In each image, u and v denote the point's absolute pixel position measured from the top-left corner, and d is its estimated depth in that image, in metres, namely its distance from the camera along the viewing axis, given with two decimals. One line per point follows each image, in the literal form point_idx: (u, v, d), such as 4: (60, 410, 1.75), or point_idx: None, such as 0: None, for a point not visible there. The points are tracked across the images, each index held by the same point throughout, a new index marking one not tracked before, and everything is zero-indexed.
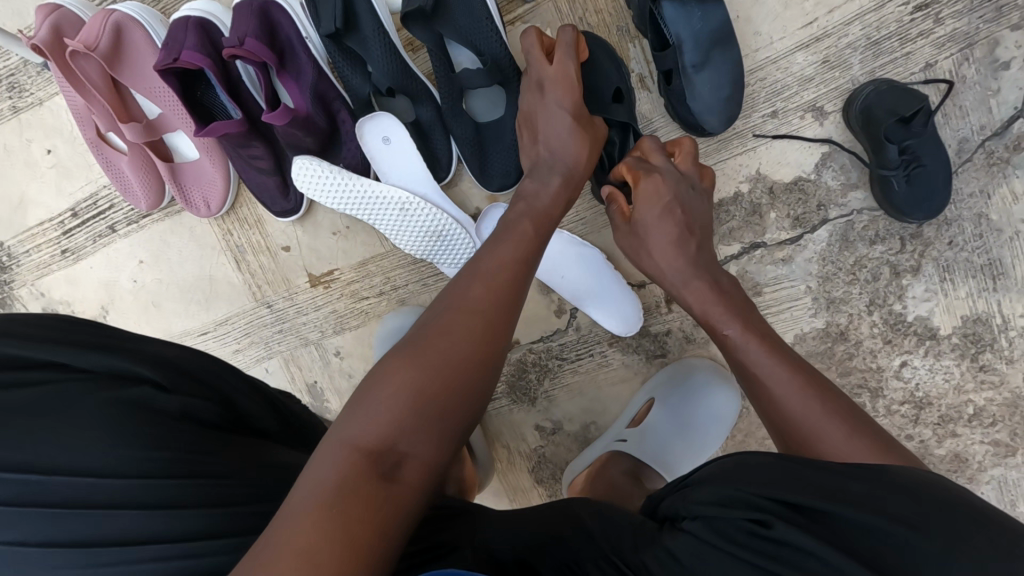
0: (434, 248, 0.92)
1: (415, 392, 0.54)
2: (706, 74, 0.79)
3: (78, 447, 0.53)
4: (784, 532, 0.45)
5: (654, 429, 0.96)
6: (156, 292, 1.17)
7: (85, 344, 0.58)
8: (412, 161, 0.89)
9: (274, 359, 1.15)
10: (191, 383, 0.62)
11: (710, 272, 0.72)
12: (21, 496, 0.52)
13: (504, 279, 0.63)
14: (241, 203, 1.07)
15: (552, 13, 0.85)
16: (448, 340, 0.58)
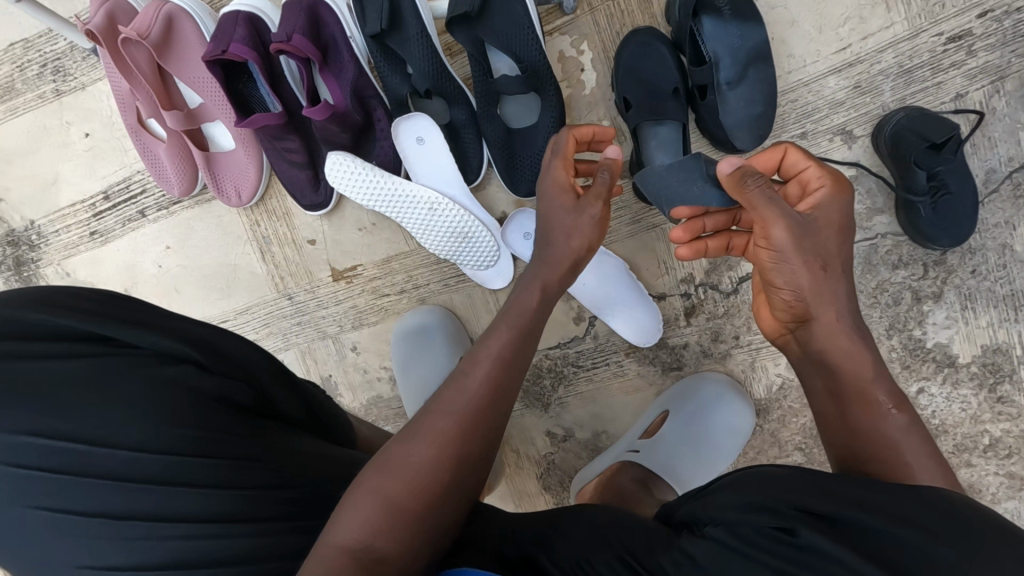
0: (458, 248, 0.93)
1: (402, 496, 0.56)
2: (740, 92, 0.81)
3: (119, 423, 0.54)
4: (807, 538, 0.46)
5: (667, 441, 0.96)
6: (179, 278, 1.19)
7: (127, 319, 0.59)
8: (444, 162, 0.91)
9: (291, 350, 1.16)
10: (226, 364, 0.62)
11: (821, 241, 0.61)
12: (62, 465, 0.53)
13: (490, 379, 0.62)
14: (271, 194, 1.09)
15: (589, 26, 0.87)
16: (440, 441, 0.59)
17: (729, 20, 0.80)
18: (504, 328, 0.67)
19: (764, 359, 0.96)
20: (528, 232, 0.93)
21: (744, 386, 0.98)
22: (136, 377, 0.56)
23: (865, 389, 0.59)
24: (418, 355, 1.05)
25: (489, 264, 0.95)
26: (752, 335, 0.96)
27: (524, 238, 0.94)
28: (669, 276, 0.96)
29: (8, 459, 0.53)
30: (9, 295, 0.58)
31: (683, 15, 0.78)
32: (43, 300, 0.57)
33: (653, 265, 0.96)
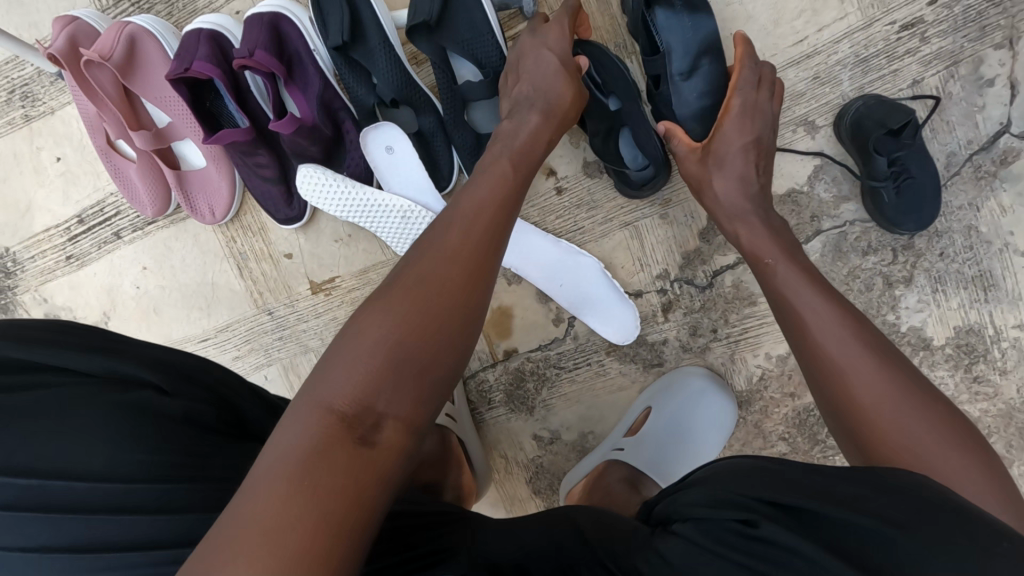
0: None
1: (378, 373, 0.53)
2: (695, 81, 0.82)
3: (78, 451, 0.53)
4: (771, 533, 0.46)
5: (650, 438, 0.96)
6: (158, 298, 1.18)
7: (83, 347, 0.59)
8: (415, 170, 0.91)
9: (273, 366, 1.16)
10: (188, 385, 0.62)
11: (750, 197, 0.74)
12: (18, 501, 0.52)
13: (460, 254, 0.59)
14: (246, 210, 1.09)
15: None
16: (412, 312, 0.55)
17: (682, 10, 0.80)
18: (482, 191, 0.65)
19: (744, 351, 0.96)
20: None
21: (725, 379, 0.98)
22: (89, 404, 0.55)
23: (900, 418, 0.53)
24: None
25: None
26: (729, 327, 0.96)
27: None
28: (645, 273, 0.96)
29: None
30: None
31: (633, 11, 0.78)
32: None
33: (628, 263, 0.96)
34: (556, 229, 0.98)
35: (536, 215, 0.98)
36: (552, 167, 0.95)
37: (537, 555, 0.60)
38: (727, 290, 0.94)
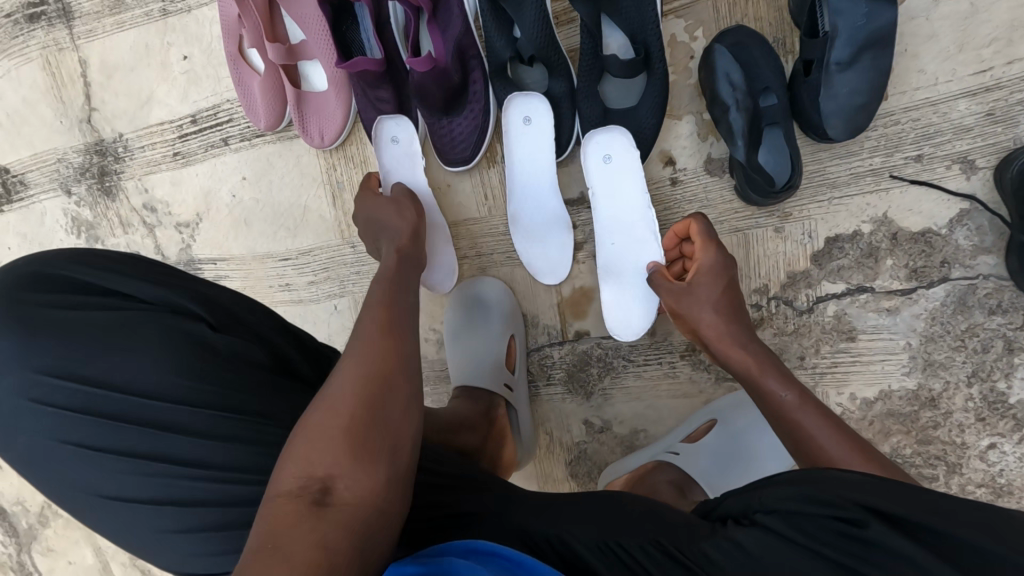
0: (524, 239, 0.98)
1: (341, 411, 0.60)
2: (853, 74, 0.73)
3: (138, 370, 0.63)
4: (876, 533, 0.49)
5: (711, 451, 0.93)
6: (249, 210, 1.22)
7: (144, 278, 0.67)
8: (543, 145, 0.91)
9: (345, 298, 1.19)
10: (237, 325, 0.69)
11: (735, 311, 0.76)
12: (90, 404, 0.63)
13: (369, 342, 0.66)
14: (352, 141, 1.10)
15: (709, 13, 0.83)
16: (355, 359, 0.65)
17: None
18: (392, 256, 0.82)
19: (827, 386, 0.91)
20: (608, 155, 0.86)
21: None
22: (148, 331, 0.64)
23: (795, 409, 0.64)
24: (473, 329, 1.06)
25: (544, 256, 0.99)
26: (818, 358, 0.91)
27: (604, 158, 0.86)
28: (744, 284, 0.91)
29: (55, 404, 0.63)
30: (47, 255, 0.69)
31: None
32: (75, 259, 0.68)
33: None
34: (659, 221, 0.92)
35: None
36: (670, 156, 0.90)
37: (567, 520, 0.60)
38: (826, 319, 0.89)
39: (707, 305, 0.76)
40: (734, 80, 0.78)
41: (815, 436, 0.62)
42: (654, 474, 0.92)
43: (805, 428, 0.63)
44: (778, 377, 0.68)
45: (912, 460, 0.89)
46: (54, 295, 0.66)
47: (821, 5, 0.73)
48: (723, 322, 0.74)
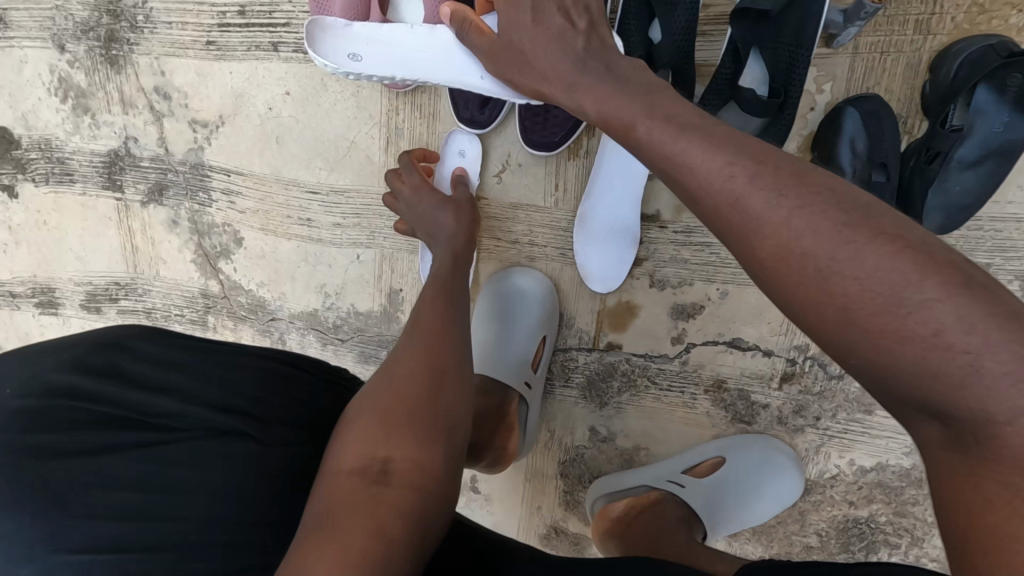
0: (588, 239, 0.96)
1: (394, 400, 0.61)
2: (971, 175, 0.75)
3: (234, 452, 0.55)
4: None
5: (716, 489, 0.99)
6: (285, 129, 1.11)
7: (180, 389, 0.58)
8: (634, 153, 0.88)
9: (372, 249, 1.13)
10: (298, 383, 0.65)
11: (886, 244, 0.41)
12: (175, 502, 0.52)
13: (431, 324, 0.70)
14: (426, 89, 1.01)
15: (845, 69, 0.80)
16: (410, 350, 0.66)
17: (1009, 97, 0.71)
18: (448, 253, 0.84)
19: (831, 448, 0.98)
20: None
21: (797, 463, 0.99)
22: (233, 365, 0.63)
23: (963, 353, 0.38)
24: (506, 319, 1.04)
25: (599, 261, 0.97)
26: (831, 422, 0.97)
27: None
28: (785, 337, 0.95)
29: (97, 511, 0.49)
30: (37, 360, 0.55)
31: (963, 75, 0.71)
32: (87, 366, 0.55)
33: (776, 320, 0.95)
34: (725, 258, 0.94)
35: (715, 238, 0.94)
36: None
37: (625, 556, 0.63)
38: (851, 389, 0.94)
39: (803, 225, 0.43)
40: (858, 146, 0.77)
41: (906, 336, 0.39)
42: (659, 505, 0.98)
43: (866, 320, 0.41)
44: (937, 320, 0.39)
45: (883, 526, 0.98)
46: (51, 432, 0.51)
47: (965, 99, 0.73)
48: (746, 201, 0.46)
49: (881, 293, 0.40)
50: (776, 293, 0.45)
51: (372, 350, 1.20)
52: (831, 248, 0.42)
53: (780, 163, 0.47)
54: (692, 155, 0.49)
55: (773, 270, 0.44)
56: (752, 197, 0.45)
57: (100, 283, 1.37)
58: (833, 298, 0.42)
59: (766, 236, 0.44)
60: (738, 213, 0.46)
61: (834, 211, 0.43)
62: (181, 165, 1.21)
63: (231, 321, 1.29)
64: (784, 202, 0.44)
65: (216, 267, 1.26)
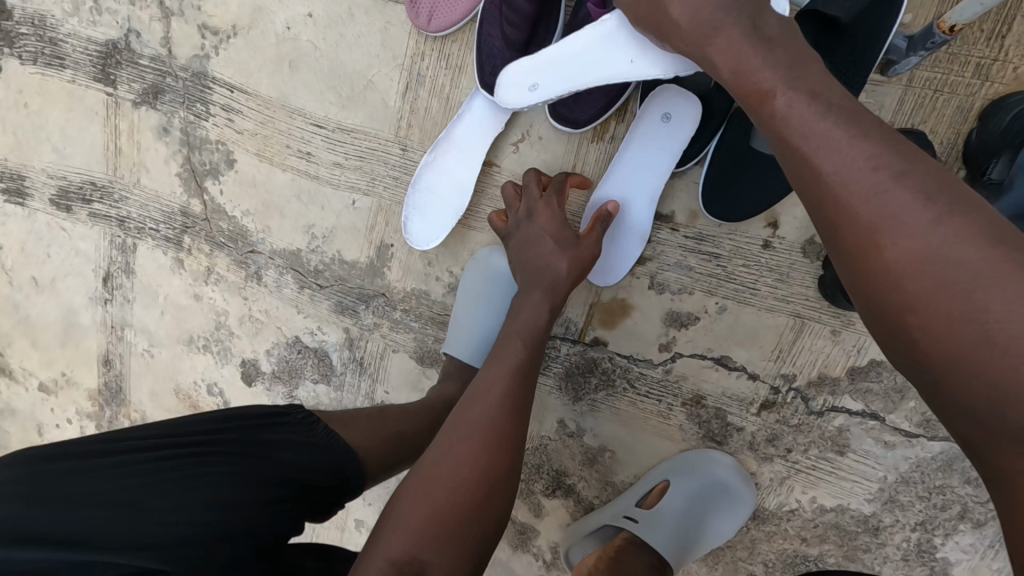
0: (597, 229, 0.91)
1: (454, 491, 0.62)
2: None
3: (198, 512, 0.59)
4: None
5: (666, 514, 0.96)
6: (300, 53, 1.05)
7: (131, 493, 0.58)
8: (662, 147, 0.85)
9: (369, 197, 1.08)
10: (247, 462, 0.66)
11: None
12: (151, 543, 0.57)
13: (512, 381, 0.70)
14: (457, 39, 0.96)
15: (894, 101, 0.77)
16: (473, 429, 0.66)
17: None
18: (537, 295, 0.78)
19: (795, 482, 0.96)
20: (666, 113, 0.84)
21: (759, 491, 0.98)
22: (173, 481, 0.60)
23: None
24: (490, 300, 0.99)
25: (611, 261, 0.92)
26: (802, 456, 0.95)
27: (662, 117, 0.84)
28: (774, 364, 0.93)
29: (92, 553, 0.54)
30: None
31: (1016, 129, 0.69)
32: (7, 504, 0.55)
33: (769, 346, 0.92)
34: (731, 273, 0.91)
35: (725, 250, 0.90)
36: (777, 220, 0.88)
37: None
38: (829, 427, 0.93)
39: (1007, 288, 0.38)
40: None
41: (1009, 398, 0.38)
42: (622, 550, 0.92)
43: (980, 369, 0.39)
44: None
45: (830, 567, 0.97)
46: None
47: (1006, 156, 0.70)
48: (889, 229, 0.42)
49: (1018, 354, 0.37)
50: (894, 338, 0.44)
51: (350, 302, 1.15)
52: (975, 296, 0.39)
53: (963, 216, 0.41)
54: (886, 205, 0.43)
55: (906, 322, 0.42)
56: (925, 246, 0.41)
57: (75, 180, 1.28)
58: (959, 345, 0.40)
59: (907, 288, 0.42)
60: (907, 263, 0.42)
61: (992, 275, 0.39)
62: (182, 71, 1.13)
63: (208, 246, 1.23)
64: (947, 237, 0.41)
65: (202, 186, 1.19)
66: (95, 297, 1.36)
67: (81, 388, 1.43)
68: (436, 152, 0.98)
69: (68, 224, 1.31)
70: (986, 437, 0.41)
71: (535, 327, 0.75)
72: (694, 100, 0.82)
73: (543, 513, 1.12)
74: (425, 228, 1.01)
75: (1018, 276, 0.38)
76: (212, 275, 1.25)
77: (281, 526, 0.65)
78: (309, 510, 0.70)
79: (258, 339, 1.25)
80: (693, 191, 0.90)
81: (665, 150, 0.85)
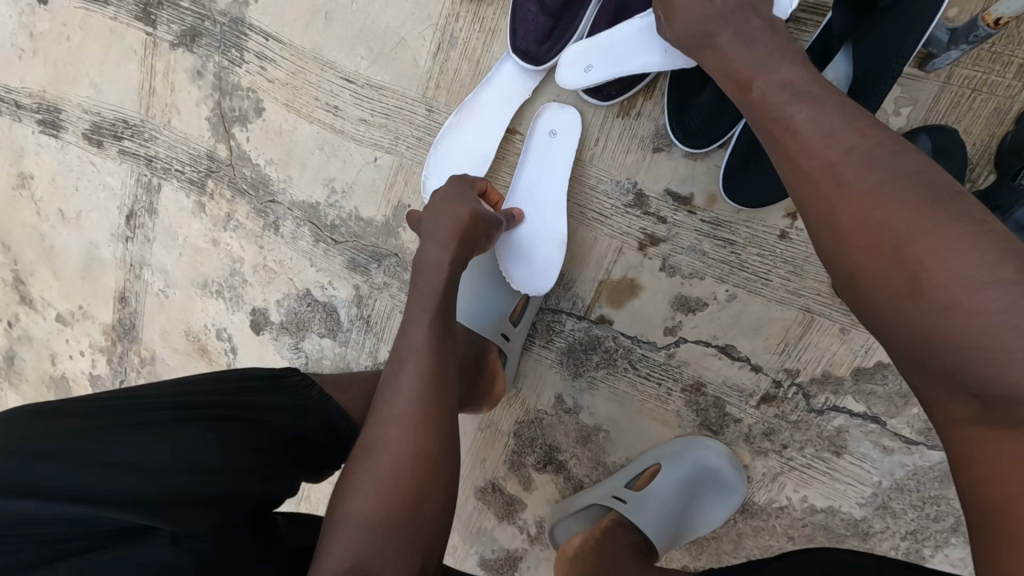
0: (513, 245, 0.96)
1: (409, 424, 0.66)
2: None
3: (212, 465, 0.59)
4: None
5: (655, 497, 0.97)
6: (337, 6, 1.06)
7: (151, 440, 0.58)
8: (555, 159, 0.95)
9: (391, 156, 1.09)
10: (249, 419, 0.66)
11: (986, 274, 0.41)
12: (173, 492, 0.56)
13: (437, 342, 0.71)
14: (493, 4, 0.97)
15: (929, 97, 0.75)
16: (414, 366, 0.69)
17: None
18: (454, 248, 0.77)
19: (788, 480, 0.96)
20: (552, 129, 0.94)
21: (751, 485, 0.97)
22: (180, 438, 0.59)
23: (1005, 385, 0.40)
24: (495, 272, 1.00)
25: (532, 271, 0.96)
26: (797, 453, 0.94)
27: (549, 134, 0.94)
28: (779, 358, 0.92)
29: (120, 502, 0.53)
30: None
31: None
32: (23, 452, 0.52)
33: (774, 338, 0.91)
34: (744, 261, 0.90)
35: (740, 237, 0.90)
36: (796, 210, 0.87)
37: None
38: (827, 426, 0.92)
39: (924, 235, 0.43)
40: None
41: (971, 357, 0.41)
42: (609, 531, 0.93)
43: (941, 331, 0.42)
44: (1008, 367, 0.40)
45: None
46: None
47: None
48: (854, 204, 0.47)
49: (973, 317, 0.40)
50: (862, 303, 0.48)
51: (363, 259, 1.16)
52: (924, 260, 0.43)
53: (911, 185, 0.45)
54: (848, 179, 0.47)
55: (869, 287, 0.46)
56: (884, 217, 0.45)
57: (108, 117, 1.31)
58: (921, 308, 0.43)
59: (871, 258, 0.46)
60: (867, 235, 0.46)
61: (947, 241, 0.42)
62: (221, 16, 1.15)
63: (230, 192, 1.25)
64: (887, 202, 0.45)
65: (229, 132, 1.21)
66: (117, 234, 1.38)
67: (97, 323, 1.47)
68: (460, 113, 0.98)
69: (98, 160, 1.34)
70: (956, 397, 0.44)
71: (433, 278, 0.75)
72: (573, 113, 0.93)
73: (532, 487, 1.13)
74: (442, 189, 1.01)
75: (968, 241, 0.42)
76: (232, 221, 1.27)
77: (278, 487, 0.66)
78: (304, 474, 0.70)
79: (270, 288, 1.27)
80: (713, 175, 0.90)
81: (556, 162, 0.95)
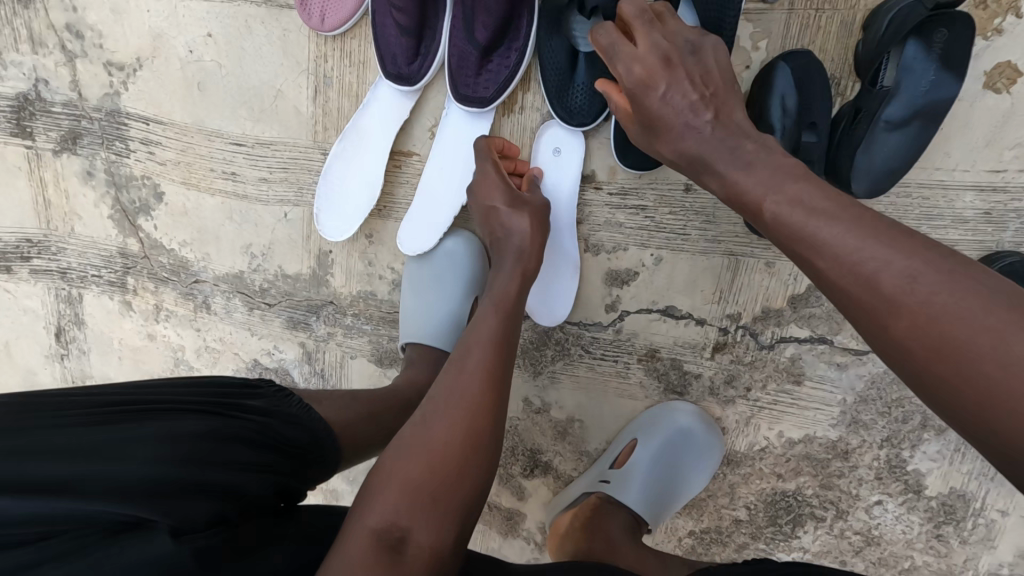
0: None
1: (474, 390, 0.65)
2: (899, 137, 0.73)
3: (206, 460, 0.54)
4: None
5: (637, 470, 0.96)
6: (210, 74, 1.05)
7: (139, 432, 0.53)
8: (563, 180, 0.91)
9: (300, 207, 1.08)
10: (239, 417, 0.61)
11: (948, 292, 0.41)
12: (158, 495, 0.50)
13: (495, 333, 0.70)
14: (357, 37, 0.97)
15: (779, 26, 0.78)
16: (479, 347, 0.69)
17: (932, 58, 0.71)
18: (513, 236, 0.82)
19: (761, 420, 0.97)
20: (557, 148, 0.90)
21: (727, 435, 0.98)
22: (177, 431, 0.54)
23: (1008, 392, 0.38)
24: (427, 288, 1.00)
25: (547, 298, 0.96)
26: (761, 393, 0.95)
27: (552, 153, 0.91)
28: (718, 306, 0.93)
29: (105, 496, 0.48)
30: None
31: (892, 31, 0.70)
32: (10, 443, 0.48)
33: (709, 289, 0.93)
34: (660, 223, 0.91)
35: (649, 201, 0.91)
36: None
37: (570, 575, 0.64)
38: (781, 359, 0.93)
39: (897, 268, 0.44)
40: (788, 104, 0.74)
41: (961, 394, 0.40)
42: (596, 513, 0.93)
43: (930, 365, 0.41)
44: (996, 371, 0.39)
45: (808, 498, 0.98)
46: None
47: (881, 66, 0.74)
48: (842, 265, 0.46)
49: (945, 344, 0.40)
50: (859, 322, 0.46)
51: (301, 315, 1.14)
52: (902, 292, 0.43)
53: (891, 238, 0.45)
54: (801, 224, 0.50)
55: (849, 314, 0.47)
56: (866, 266, 0.45)
57: (10, 239, 1.26)
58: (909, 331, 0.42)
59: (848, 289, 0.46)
60: (891, 306, 0.43)
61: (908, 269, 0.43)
62: (95, 112, 1.12)
63: (153, 283, 1.21)
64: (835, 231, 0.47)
65: (136, 224, 1.18)
66: (51, 355, 1.33)
67: None
68: (346, 142, 0.98)
69: (11, 285, 1.29)
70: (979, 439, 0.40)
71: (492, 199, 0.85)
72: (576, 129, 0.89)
73: (526, 495, 1.11)
74: (341, 219, 1.00)
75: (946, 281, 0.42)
76: (162, 312, 1.23)
77: (266, 490, 0.59)
78: (295, 478, 0.64)
79: (218, 368, 1.24)
80: (609, 148, 0.91)
81: (561, 183, 0.91)
